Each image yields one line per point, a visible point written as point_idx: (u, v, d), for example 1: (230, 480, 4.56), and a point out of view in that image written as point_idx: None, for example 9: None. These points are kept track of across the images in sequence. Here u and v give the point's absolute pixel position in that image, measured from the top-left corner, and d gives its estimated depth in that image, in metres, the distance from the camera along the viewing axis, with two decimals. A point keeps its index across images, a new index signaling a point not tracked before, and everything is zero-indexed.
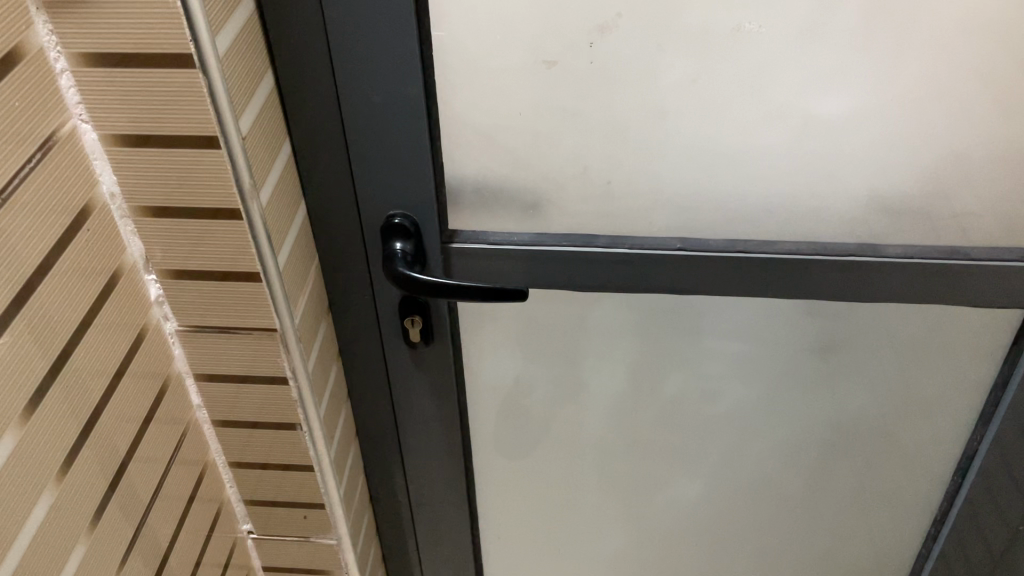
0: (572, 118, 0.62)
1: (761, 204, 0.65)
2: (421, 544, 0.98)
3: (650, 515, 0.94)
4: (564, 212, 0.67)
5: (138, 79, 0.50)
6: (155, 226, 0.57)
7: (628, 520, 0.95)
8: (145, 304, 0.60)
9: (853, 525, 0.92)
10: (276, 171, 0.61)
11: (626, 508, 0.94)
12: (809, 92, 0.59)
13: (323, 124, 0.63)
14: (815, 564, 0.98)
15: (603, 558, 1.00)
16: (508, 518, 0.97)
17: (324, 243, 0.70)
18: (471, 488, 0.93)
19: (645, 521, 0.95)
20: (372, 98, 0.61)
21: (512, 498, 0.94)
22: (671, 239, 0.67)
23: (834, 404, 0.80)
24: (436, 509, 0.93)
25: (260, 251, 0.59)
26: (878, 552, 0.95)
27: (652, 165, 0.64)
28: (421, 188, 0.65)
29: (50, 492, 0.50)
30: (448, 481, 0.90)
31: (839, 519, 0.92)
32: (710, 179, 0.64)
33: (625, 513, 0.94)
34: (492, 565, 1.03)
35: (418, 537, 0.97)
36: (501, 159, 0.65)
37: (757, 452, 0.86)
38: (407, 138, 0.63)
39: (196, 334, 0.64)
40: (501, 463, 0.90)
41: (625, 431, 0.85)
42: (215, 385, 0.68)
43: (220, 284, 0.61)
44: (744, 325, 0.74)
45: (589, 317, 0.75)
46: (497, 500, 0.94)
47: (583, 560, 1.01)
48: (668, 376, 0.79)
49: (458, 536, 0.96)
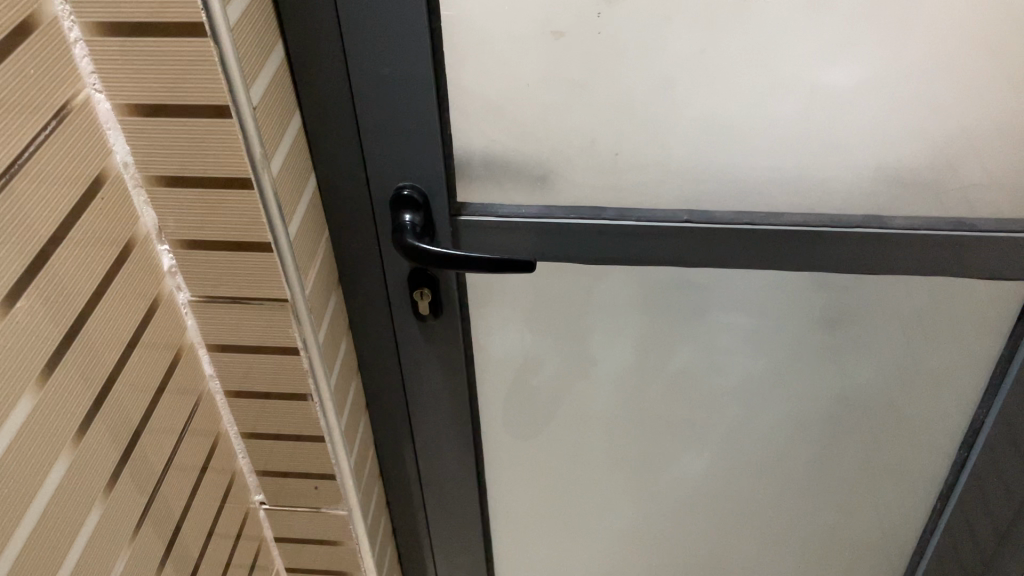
0: (578, 91, 0.62)
1: (768, 174, 0.65)
2: (431, 518, 0.99)
3: (658, 490, 0.95)
4: (572, 185, 0.68)
5: (152, 49, 0.51)
6: (170, 195, 0.58)
7: (637, 495, 0.96)
8: (158, 274, 0.61)
9: (860, 500, 0.93)
10: (287, 142, 0.62)
11: (635, 483, 0.94)
12: (817, 63, 0.59)
13: (332, 96, 0.63)
14: (822, 540, 0.99)
15: (611, 533, 1.02)
16: (518, 493, 0.98)
17: (334, 216, 0.70)
18: (481, 462, 0.94)
19: (653, 497, 0.96)
20: (382, 71, 0.62)
21: (522, 472, 0.95)
22: (678, 212, 0.68)
23: (840, 378, 0.80)
24: (445, 485, 0.94)
25: (271, 221, 0.60)
26: (884, 528, 0.96)
27: (659, 138, 0.64)
28: (429, 161, 0.66)
29: (67, 455, 0.52)
30: (458, 454, 0.91)
31: (847, 494, 0.93)
32: (717, 151, 0.64)
33: (632, 489, 0.95)
34: (501, 540, 1.05)
35: (427, 512, 0.98)
36: (508, 133, 0.65)
37: (764, 425, 0.86)
38: (415, 109, 0.63)
39: (209, 305, 0.65)
40: (511, 437, 0.91)
41: (633, 405, 0.86)
42: (227, 356, 0.69)
43: (232, 253, 0.61)
44: (751, 299, 0.74)
45: (596, 291, 0.75)
46: (507, 474, 0.96)
47: (592, 535, 1.02)
48: (675, 352, 0.80)
49: (468, 510, 0.97)
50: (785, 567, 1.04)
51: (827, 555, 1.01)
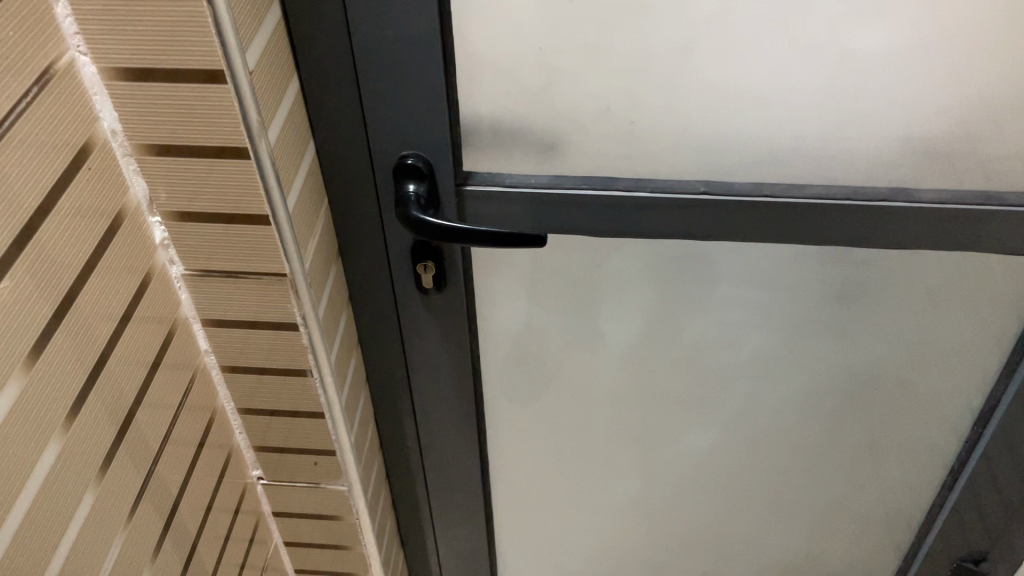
0: (591, 55, 0.59)
1: (789, 144, 0.62)
2: (432, 491, 0.97)
3: (663, 464, 0.93)
4: (584, 154, 0.65)
5: (139, 9, 0.48)
6: (162, 164, 0.55)
7: (641, 469, 0.94)
8: (150, 247, 0.58)
9: (868, 475, 0.91)
10: (286, 109, 0.58)
11: (640, 457, 0.93)
12: (845, 27, 0.56)
13: (333, 60, 0.59)
14: (827, 514, 0.98)
15: (614, 506, 1.00)
16: (521, 467, 0.96)
17: (333, 186, 0.67)
18: (483, 435, 0.92)
19: (657, 471, 0.94)
20: (385, 32, 0.58)
21: (525, 446, 0.93)
22: (694, 183, 0.65)
23: (854, 354, 0.78)
24: (447, 459, 0.93)
25: (270, 194, 0.57)
26: (891, 503, 0.95)
27: (676, 106, 0.61)
28: (433, 129, 0.63)
29: (57, 440, 0.49)
30: (460, 428, 0.89)
31: (855, 469, 0.91)
32: (737, 120, 0.61)
33: (637, 463, 0.94)
34: (502, 513, 1.03)
35: (428, 485, 0.96)
36: (518, 100, 0.62)
37: (773, 400, 0.84)
38: (420, 75, 0.60)
39: (203, 280, 0.62)
40: (514, 410, 0.89)
41: (640, 380, 0.84)
42: (223, 331, 0.66)
43: (227, 225, 0.58)
44: (766, 273, 0.72)
45: (606, 265, 0.73)
46: (510, 447, 0.94)
47: (595, 509, 1.01)
48: (687, 326, 0.78)
49: (470, 483, 0.96)
50: (791, 540, 1.03)
51: (832, 529, 1.00)
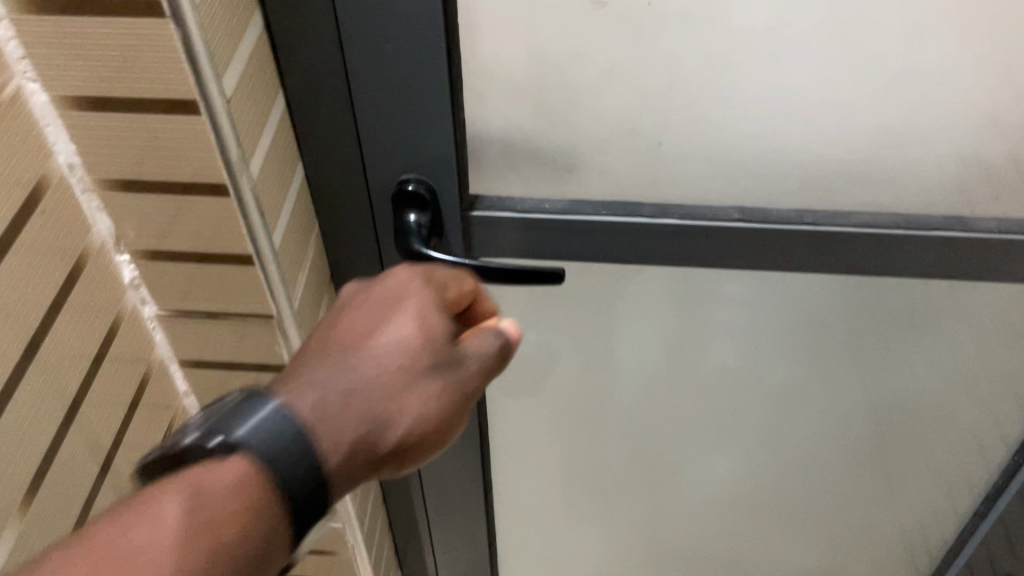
0: (617, 70, 0.52)
1: (836, 167, 0.56)
2: (433, 526, 0.90)
3: (679, 489, 0.88)
4: (604, 178, 0.58)
5: (94, 29, 0.41)
6: (127, 198, 0.48)
7: (655, 493, 0.89)
8: (120, 289, 0.51)
9: (896, 498, 0.86)
10: (270, 134, 0.51)
11: (654, 482, 0.87)
12: (909, 42, 0.49)
13: (323, 76, 0.52)
14: (849, 536, 0.93)
15: (625, 529, 0.95)
16: (526, 495, 0.90)
17: (324, 209, 0.60)
18: (487, 469, 0.85)
19: (672, 495, 0.89)
20: (382, 47, 0.50)
21: (531, 476, 0.87)
22: (729, 209, 0.58)
23: (891, 382, 0.73)
24: (449, 498, 0.86)
25: (253, 233, 0.50)
26: (918, 525, 0.90)
27: (711, 125, 0.54)
28: (437, 153, 0.55)
29: (13, 528, 0.42)
30: (462, 467, 0.82)
31: (882, 493, 0.86)
32: (778, 141, 0.55)
33: (650, 488, 0.88)
34: (506, 538, 0.97)
35: (429, 521, 0.89)
36: (533, 118, 0.55)
37: (799, 427, 0.79)
38: (422, 94, 0.52)
39: (180, 320, 0.55)
40: (520, 441, 0.83)
41: (658, 407, 0.78)
42: (204, 372, 0.59)
43: (200, 263, 0.52)
44: (802, 303, 0.65)
45: (626, 294, 0.66)
46: (515, 477, 0.87)
47: (605, 531, 0.96)
48: (712, 353, 0.71)
49: (473, 518, 0.89)
50: (809, 560, 0.98)
51: (853, 550, 0.95)
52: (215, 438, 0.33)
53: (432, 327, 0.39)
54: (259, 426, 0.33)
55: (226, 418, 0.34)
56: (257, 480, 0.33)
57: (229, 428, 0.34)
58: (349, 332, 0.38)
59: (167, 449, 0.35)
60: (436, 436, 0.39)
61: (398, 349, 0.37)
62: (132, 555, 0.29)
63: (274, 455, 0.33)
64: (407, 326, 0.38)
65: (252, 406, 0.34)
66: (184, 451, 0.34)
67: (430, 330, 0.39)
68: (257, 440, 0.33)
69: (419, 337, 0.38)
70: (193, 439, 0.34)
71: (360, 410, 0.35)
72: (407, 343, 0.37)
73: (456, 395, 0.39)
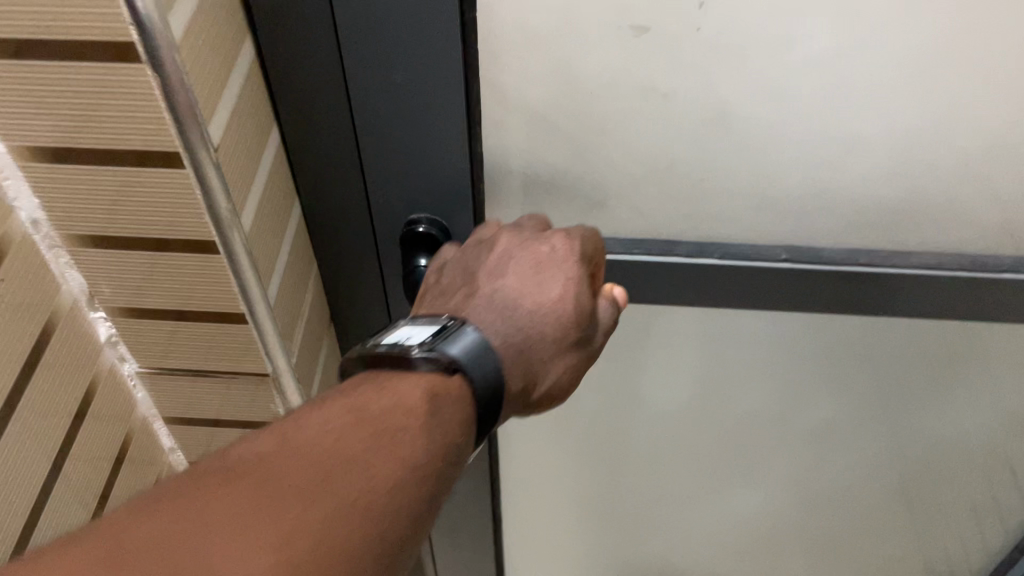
0: (657, 102, 0.46)
1: (897, 206, 0.50)
2: (439, 563, 0.85)
3: (701, 523, 0.83)
4: (635, 215, 0.52)
5: (54, 74, 0.34)
6: (101, 256, 0.42)
7: (676, 528, 0.84)
8: (94, 349, 0.45)
9: (931, 533, 0.82)
10: (263, 177, 0.45)
11: (677, 517, 0.82)
12: (995, 75, 0.43)
13: (322, 109, 0.46)
14: (880, 571, 0.88)
15: (641, 560, 0.90)
16: (538, 530, 0.85)
17: (323, 248, 0.54)
18: (497, 507, 0.79)
19: (693, 529, 0.84)
20: (390, 80, 0.44)
21: (544, 512, 0.82)
22: (775, 249, 0.53)
23: (936, 423, 0.68)
24: (458, 535, 0.81)
25: (247, 291, 0.44)
26: (951, 555, 0.86)
27: (760, 161, 0.48)
28: (451, 191, 0.49)
29: None
30: (471, 505, 0.76)
31: (916, 528, 0.81)
32: (835, 178, 0.49)
33: (671, 523, 0.83)
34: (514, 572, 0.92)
35: (434, 557, 0.83)
36: (561, 152, 0.49)
37: (832, 465, 0.74)
38: (435, 130, 0.46)
39: (164, 377, 0.50)
40: (533, 479, 0.77)
41: (682, 444, 0.72)
42: (193, 428, 0.54)
43: (184, 320, 0.46)
44: (846, 342, 0.61)
45: (656, 332, 0.61)
46: (527, 515, 0.82)
47: (620, 563, 0.91)
48: (744, 392, 0.66)
49: (481, 554, 0.84)
50: None
51: None
52: (422, 345, 0.37)
53: (580, 303, 0.44)
54: (467, 349, 0.38)
55: (424, 334, 0.38)
56: (456, 399, 0.36)
57: (437, 343, 0.37)
58: (516, 290, 0.44)
59: (363, 347, 0.38)
60: (553, 395, 0.46)
61: (555, 316, 0.43)
62: (367, 447, 0.31)
63: (471, 379, 0.37)
64: (566, 301, 0.44)
65: (451, 331, 0.38)
66: (384, 357, 0.36)
67: (578, 303, 0.44)
68: (464, 363, 0.37)
69: (578, 309, 0.44)
70: (397, 347, 0.37)
71: (521, 360, 0.42)
72: (564, 316, 0.44)
73: (581, 362, 0.46)
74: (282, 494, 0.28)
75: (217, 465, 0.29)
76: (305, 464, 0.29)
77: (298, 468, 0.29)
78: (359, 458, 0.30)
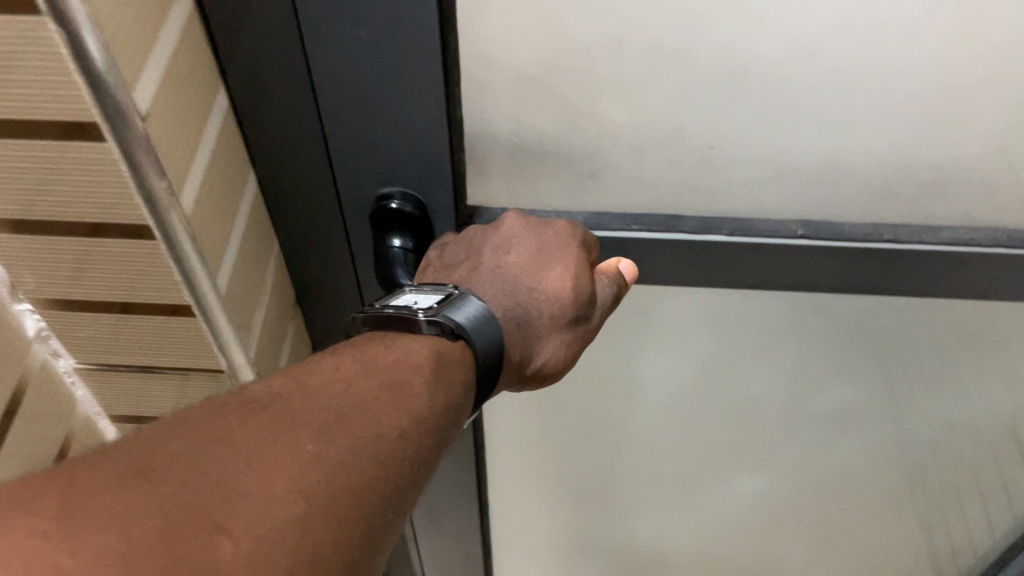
0: (664, 61, 0.40)
1: (928, 177, 0.45)
2: (423, 548, 0.80)
3: (700, 507, 0.79)
4: (635, 187, 0.47)
5: None
6: (18, 244, 0.36)
7: (673, 511, 0.80)
8: (19, 345, 0.40)
9: (940, 516, 0.78)
10: (209, 148, 0.39)
11: (675, 501, 0.78)
12: None
13: (277, 68, 0.40)
14: (886, 553, 0.85)
15: (637, 544, 0.86)
16: (529, 515, 0.80)
17: (286, 225, 0.48)
18: (484, 492, 0.75)
19: (691, 512, 0.80)
20: (354, 32, 0.38)
21: (534, 496, 0.77)
22: (790, 223, 0.48)
23: (953, 405, 0.63)
24: (443, 520, 0.76)
25: (192, 280, 0.38)
26: (960, 538, 0.82)
27: (779, 128, 0.43)
28: (428, 162, 0.44)
29: None
30: (456, 491, 0.72)
31: (925, 512, 0.77)
32: (861, 146, 0.44)
33: (668, 506, 0.79)
34: (503, 556, 0.88)
35: (418, 543, 0.79)
36: (552, 118, 0.43)
37: (841, 448, 0.69)
38: (409, 93, 0.40)
39: (106, 373, 0.44)
40: (522, 463, 0.73)
41: (681, 428, 0.68)
42: (143, 426, 0.48)
43: (122, 313, 0.40)
44: (863, 322, 0.56)
45: (656, 312, 0.56)
46: (516, 499, 0.78)
47: (614, 546, 0.87)
48: (750, 374, 0.61)
49: (467, 539, 0.79)
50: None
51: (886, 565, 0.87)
52: (424, 310, 0.36)
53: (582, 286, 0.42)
54: (469, 317, 0.36)
55: (429, 300, 0.37)
56: (461, 363, 0.35)
57: (441, 309, 0.36)
58: (515, 269, 0.43)
59: (368, 309, 0.37)
60: (547, 377, 0.43)
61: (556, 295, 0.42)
62: (387, 394, 0.31)
63: (474, 347, 0.36)
64: (566, 281, 0.42)
65: (455, 299, 0.37)
66: (392, 318, 0.36)
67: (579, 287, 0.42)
68: (467, 330, 0.36)
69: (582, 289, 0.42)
70: (404, 309, 0.36)
71: (519, 336, 0.40)
72: (562, 296, 0.42)
73: (579, 346, 0.43)
74: (304, 429, 0.28)
75: (237, 398, 0.29)
76: (322, 405, 0.30)
77: (319, 404, 0.29)
78: (370, 407, 0.30)
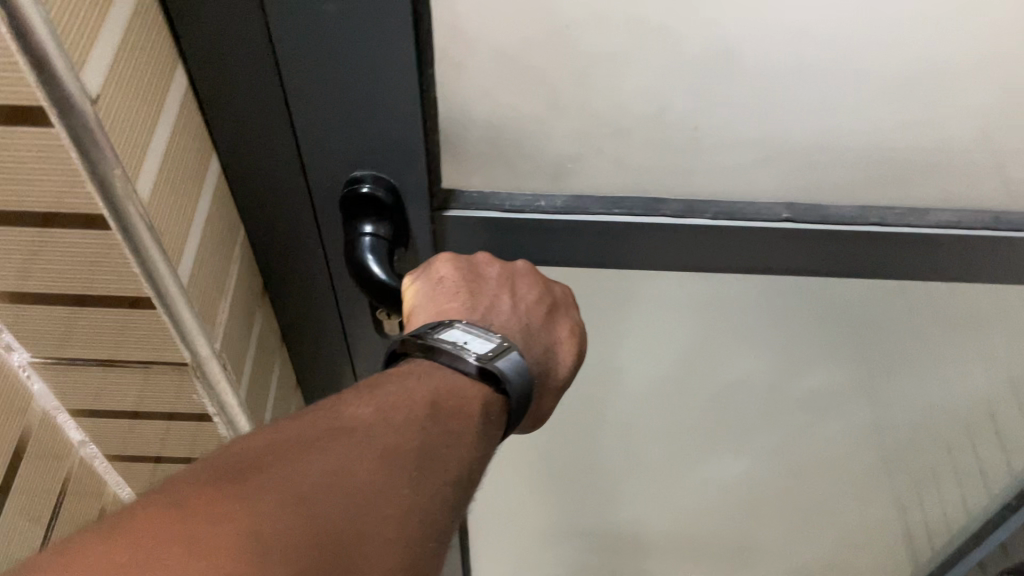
0: (649, 37, 0.38)
1: (917, 159, 0.44)
2: None
3: (680, 488, 0.78)
4: (617, 170, 0.45)
5: None
6: None
7: (654, 492, 0.79)
8: None
9: (917, 496, 0.78)
10: (167, 131, 0.37)
11: (657, 482, 0.77)
12: None
13: (239, 45, 0.38)
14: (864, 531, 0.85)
15: (617, 525, 0.85)
16: (508, 498, 0.79)
17: (251, 210, 0.46)
18: None
19: (672, 493, 0.79)
20: (321, 9, 0.36)
21: (513, 480, 0.76)
22: (775, 207, 0.47)
23: (934, 387, 0.63)
24: None
25: (152, 272, 0.36)
26: (936, 517, 0.82)
27: (767, 108, 0.41)
28: (401, 144, 0.42)
29: None
30: None
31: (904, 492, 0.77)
32: (851, 128, 0.42)
33: (648, 487, 0.78)
34: (483, 539, 0.87)
35: None
36: (530, 99, 0.41)
37: (821, 430, 0.69)
38: (380, 71, 0.38)
39: (63, 366, 0.42)
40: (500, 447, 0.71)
41: (662, 411, 0.67)
42: (105, 419, 0.46)
43: (78, 306, 0.38)
44: (846, 305, 0.55)
45: (637, 296, 0.54)
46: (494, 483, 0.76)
47: (594, 527, 0.86)
48: (732, 357, 0.60)
49: None
50: (819, 553, 0.90)
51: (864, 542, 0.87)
52: (476, 355, 0.37)
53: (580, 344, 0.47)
54: (515, 367, 0.38)
55: (481, 343, 0.38)
56: (497, 413, 0.37)
57: (492, 356, 0.37)
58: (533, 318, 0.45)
59: (424, 336, 0.38)
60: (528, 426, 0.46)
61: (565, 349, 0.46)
62: (453, 442, 0.33)
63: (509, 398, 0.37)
64: (572, 344, 0.47)
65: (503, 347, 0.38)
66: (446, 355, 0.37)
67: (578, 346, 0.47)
68: (511, 384, 0.37)
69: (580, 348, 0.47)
70: (459, 349, 0.37)
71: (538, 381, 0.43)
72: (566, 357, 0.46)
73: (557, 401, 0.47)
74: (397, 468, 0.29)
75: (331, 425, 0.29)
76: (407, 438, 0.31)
77: (404, 443, 0.30)
78: (440, 455, 0.31)
